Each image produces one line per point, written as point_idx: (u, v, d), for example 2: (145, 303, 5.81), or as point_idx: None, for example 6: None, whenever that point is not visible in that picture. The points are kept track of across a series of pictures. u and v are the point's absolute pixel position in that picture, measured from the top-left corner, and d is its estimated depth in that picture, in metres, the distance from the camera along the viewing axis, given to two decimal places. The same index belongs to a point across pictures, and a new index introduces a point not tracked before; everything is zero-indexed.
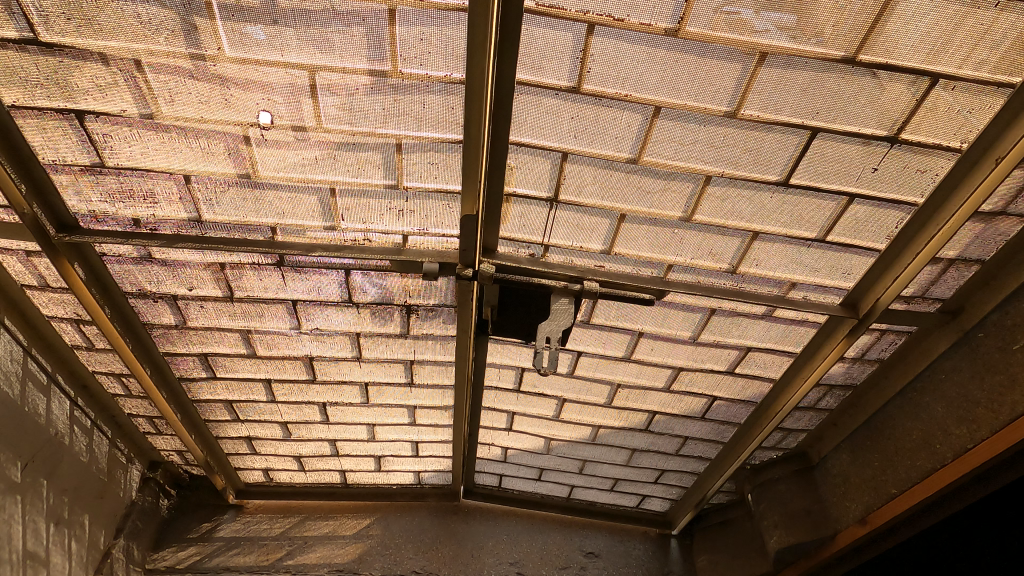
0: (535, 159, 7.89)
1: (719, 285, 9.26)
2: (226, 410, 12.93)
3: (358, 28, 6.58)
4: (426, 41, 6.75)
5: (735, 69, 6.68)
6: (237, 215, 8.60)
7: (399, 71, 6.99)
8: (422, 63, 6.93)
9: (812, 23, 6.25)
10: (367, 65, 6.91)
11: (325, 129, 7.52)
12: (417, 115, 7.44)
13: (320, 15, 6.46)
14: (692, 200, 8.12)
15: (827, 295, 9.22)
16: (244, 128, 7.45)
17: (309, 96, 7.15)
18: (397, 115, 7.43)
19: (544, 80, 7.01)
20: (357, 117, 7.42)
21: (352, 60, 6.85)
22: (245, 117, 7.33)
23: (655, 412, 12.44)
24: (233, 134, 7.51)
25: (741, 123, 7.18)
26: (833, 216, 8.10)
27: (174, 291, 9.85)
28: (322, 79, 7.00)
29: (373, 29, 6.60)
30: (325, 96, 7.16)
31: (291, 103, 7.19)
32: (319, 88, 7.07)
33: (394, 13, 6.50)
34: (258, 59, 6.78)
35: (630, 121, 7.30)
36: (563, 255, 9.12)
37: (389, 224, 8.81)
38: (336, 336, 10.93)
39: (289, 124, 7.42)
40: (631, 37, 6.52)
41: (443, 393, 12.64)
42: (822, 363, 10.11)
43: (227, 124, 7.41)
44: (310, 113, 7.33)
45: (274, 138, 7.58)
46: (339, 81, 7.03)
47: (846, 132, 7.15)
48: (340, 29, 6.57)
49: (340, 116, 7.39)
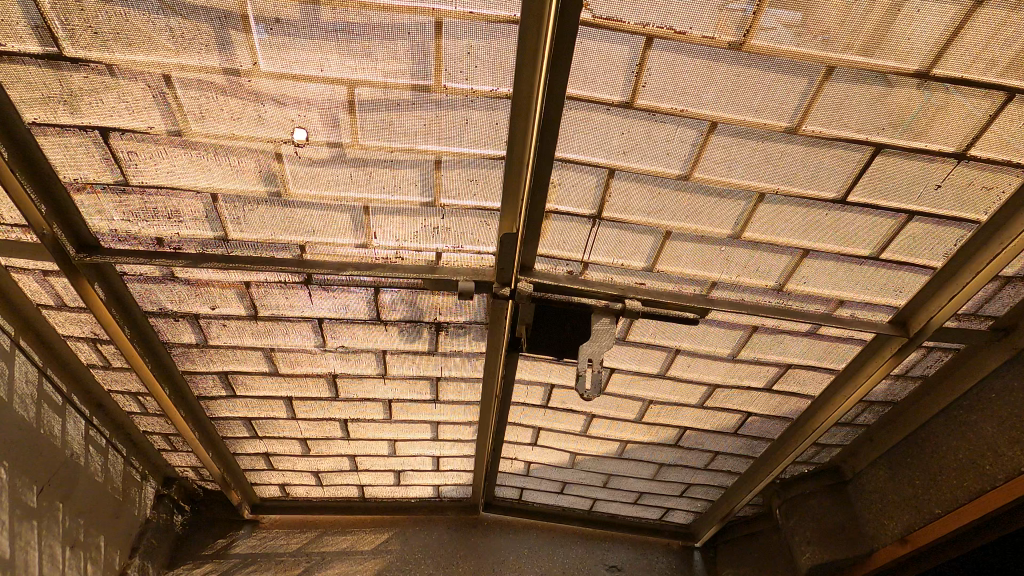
0: (580, 176, 7.54)
1: (764, 303, 8.93)
2: (245, 427, 12.56)
3: (402, 42, 6.22)
4: (473, 55, 6.40)
5: (799, 84, 6.33)
6: (265, 233, 8.25)
7: (442, 86, 6.64)
8: (467, 78, 6.58)
9: (886, 36, 5.90)
10: (410, 80, 6.55)
11: (363, 146, 7.17)
12: (459, 130, 7.10)
13: (363, 29, 6.10)
14: (742, 218, 7.79)
15: (876, 313, 8.91)
16: (277, 145, 7.08)
17: (347, 112, 6.80)
18: (438, 131, 7.08)
19: (595, 95, 6.66)
20: (396, 134, 7.09)
21: (394, 75, 6.49)
22: (279, 134, 6.96)
23: (685, 427, 12.14)
24: (265, 151, 7.15)
25: (801, 140, 6.83)
26: (889, 233, 7.77)
27: (196, 310, 9.49)
28: (362, 94, 6.65)
29: (418, 42, 6.24)
30: (364, 112, 6.82)
31: (327, 119, 6.83)
32: (357, 104, 6.72)
33: (441, 25, 6.15)
34: (295, 74, 6.41)
35: (683, 137, 6.95)
36: (602, 272, 8.77)
37: (422, 241, 8.47)
38: (362, 353, 10.60)
39: (324, 142, 7.07)
40: (691, 51, 6.17)
41: (468, 409, 12.32)
42: (866, 381, 9.80)
43: (258, 142, 7.04)
44: (347, 130, 6.98)
45: (309, 156, 7.22)
46: (379, 97, 6.69)
47: (911, 149, 6.80)
48: (384, 43, 6.21)
49: (378, 133, 7.05)
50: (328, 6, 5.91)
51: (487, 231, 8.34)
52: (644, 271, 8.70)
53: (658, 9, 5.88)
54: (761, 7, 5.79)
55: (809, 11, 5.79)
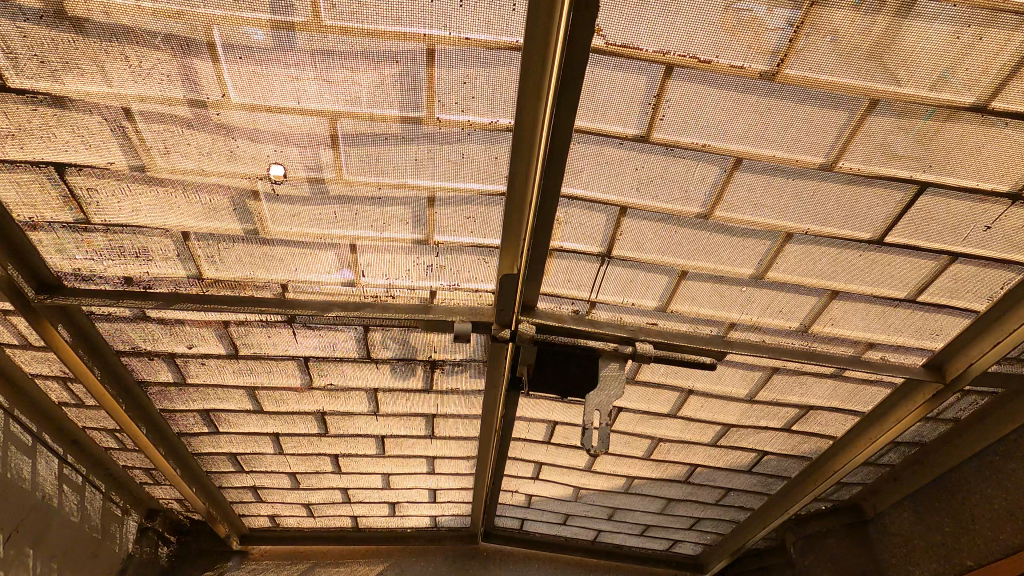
0: (588, 213, 6.83)
1: (787, 345, 8.22)
2: (230, 462, 11.87)
3: (389, 71, 5.50)
4: (469, 83, 5.67)
5: (839, 118, 5.59)
6: (243, 272, 7.55)
7: (435, 117, 5.91)
8: (463, 109, 5.86)
9: (942, 67, 5.15)
10: (399, 111, 5.83)
11: (347, 182, 6.46)
12: (454, 164, 6.38)
13: (345, 57, 5.37)
14: (767, 258, 7.07)
15: (908, 356, 8.20)
16: (253, 182, 6.38)
17: (329, 147, 6.09)
18: (431, 165, 6.37)
19: (606, 127, 5.93)
20: (384, 168, 6.37)
21: (380, 106, 5.78)
22: (254, 170, 6.25)
23: (697, 464, 11.44)
24: (240, 188, 6.45)
25: (837, 177, 6.10)
26: (929, 275, 7.05)
27: (172, 349, 8.79)
28: (345, 127, 5.94)
29: (407, 71, 5.52)
30: (348, 147, 6.11)
31: (306, 154, 6.12)
32: (340, 138, 6.01)
33: (433, 53, 5.41)
34: (269, 106, 5.69)
35: (704, 173, 6.23)
36: (611, 312, 8.07)
37: (415, 279, 7.77)
38: (352, 391, 9.92)
39: (305, 178, 6.37)
40: (717, 81, 5.42)
41: (466, 444, 11.63)
42: (895, 425, 9.10)
43: (232, 178, 6.35)
44: (329, 166, 6.27)
45: (287, 193, 6.52)
46: (364, 130, 5.97)
47: (960, 188, 6.08)
48: (369, 72, 5.49)
49: (365, 169, 6.34)
50: (304, 33, 5.17)
51: (485, 269, 7.63)
52: (657, 311, 8.00)
53: (680, 34, 5.13)
54: (799, 33, 5.03)
55: (854, 39, 5.02)
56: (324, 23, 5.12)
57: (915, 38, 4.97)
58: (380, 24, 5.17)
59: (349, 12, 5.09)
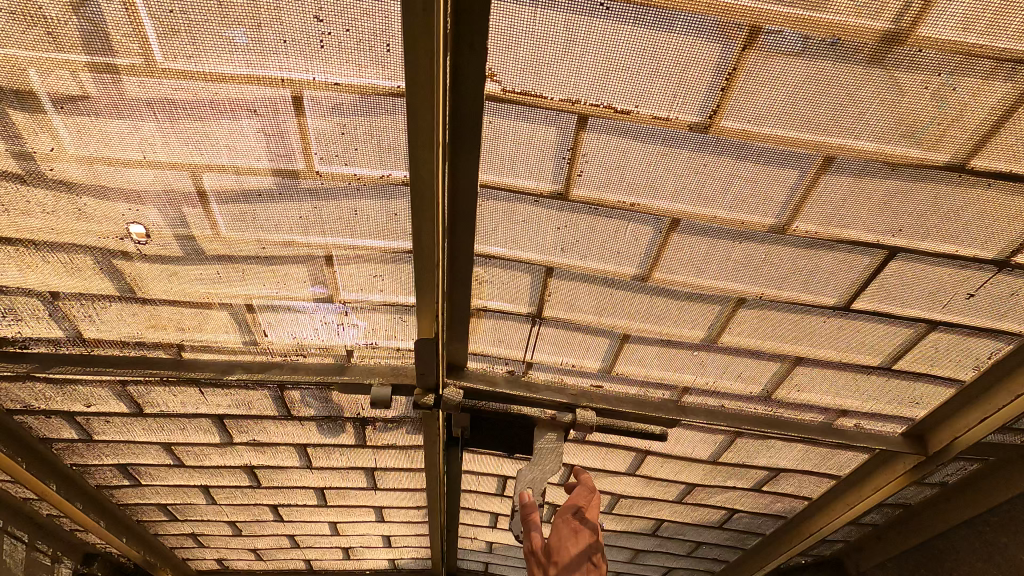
0: (510, 273, 5.92)
1: (749, 410, 7.32)
2: (161, 512, 11.02)
3: (249, 119, 4.61)
4: (349, 134, 4.75)
5: (789, 176, 4.68)
6: (130, 332, 6.70)
7: (316, 171, 5.01)
8: (346, 161, 4.95)
9: (910, 120, 4.21)
10: (271, 164, 4.94)
11: (226, 240, 5.60)
12: (347, 221, 5.47)
13: (193, 105, 4.48)
14: (718, 322, 6.17)
15: (886, 423, 7.29)
16: (115, 241, 5.56)
17: (196, 205, 5.25)
18: (320, 222, 5.47)
19: (516, 181, 5.00)
20: (266, 224, 5.48)
21: (247, 158, 4.89)
22: (113, 229, 5.44)
23: (663, 519, 10.53)
24: (103, 248, 5.66)
25: (792, 239, 5.18)
26: (904, 343, 6.14)
27: (70, 408, 7.96)
28: (209, 182, 5.06)
29: (271, 120, 4.62)
30: (218, 205, 5.27)
31: (169, 212, 5.30)
32: (206, 194, 5.16)
33: (299, 100, 4.49)
34: (112, 159, 4.84)
35: (636, 233, 5.32)
36: (551, 373, 7.20)
37: (325, 339, 6.87)
38: (279, 447, 9.05)
39: (177, 235, 5.53)
40: (639, 133, 4.50)
41: (414, 495, 10.76)
42: (874, 493, 8.21)
43: (92, 235, 5.52)
44: (201, 223, 5.43)
45: (158, 253, 5.70)
46: (233, 186, 5.10)
47: (936, 254, 5.17)
48: (225, 122, 4.61)
49: (243, 226, 5.48)
50: (134, 77, 4.28)
51: (403, 326, 6.73)
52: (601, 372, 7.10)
53: (589, 79, 4.19)
54: (733, 81, 4.09)
55: (800, 88, 4.09)
56: (159, 66, 4.23)
57: (877, 88, 4.03)
58: (227, 67, 4.26)
59: (187, 54, 4.18)
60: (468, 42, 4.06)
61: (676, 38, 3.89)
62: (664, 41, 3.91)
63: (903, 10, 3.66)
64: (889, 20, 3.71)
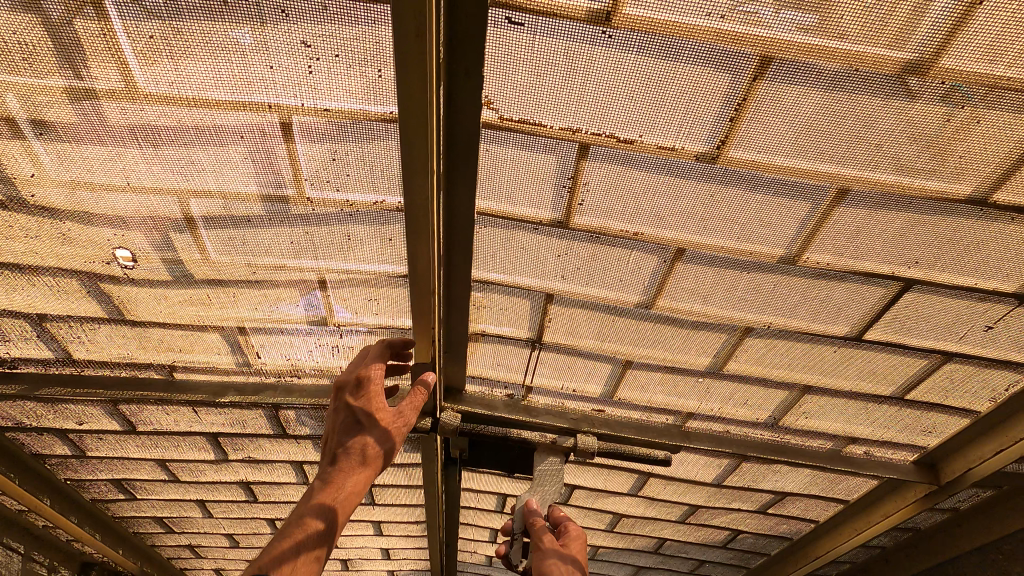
0: (509, 299, 5.73)
1: (755, 436, 7.10)
2: (157, 524, 10.91)
3: (235, 144, 4.42)
4: (340, 159, 4.55)
5: (800, 208, 4.47)
6: (120, 353, 6.54)
7: (306, 196, 4.82)
8: (338, 187, 4.75)
9: (930, 152, 3.98)
10: (259, 190, 4.75)
11: (214, 263, 5.41)
12: (341, 246, 5.28)
13: (177, 131, 4.29)
14: (724, 350, 5.95)
15: (896, 451, 7.07)
16: (102, 264, 5.40)
17: (184, 229, 5.08)
18: (312, 246, 5.28)
19: (515, 208, 4.80)
20: (256, 248, 5.29)
21: (234, 183, 4.70)
22: (98, 253, 5.28)
23: (666, 538, 10.32)
24: (89, 271, 5.50)
25: (802, 270, 4.97)
26: (918, 374, 5.91)
27: (62, 426, 7.83)
28: (197, 208, 4.88)
29: (259, 146, 4.43)
30: (207, 229, 5.08)
31: (156, 236, 5.14)
32: (193, 219, 4.98)
33: (288, 125, 4.29)
34: (94, 184, 4.66)
35: (639, 262, 5.12)
36: (551, 397, 7.01)
37: (319, 362, 6.67)
38: (274, 465, 8.88)
39: (164, 259, 5.37)
40: (643, 163, 4.30)
41: (412, 510, 10.59)
42: (884, 520, 7.97)
43: (78, 259, 5.37)
44: (189, 247, 5.25)
45: (145, 277, 5.55)
46: (220, 211, 4.91)
47: (953, 287, 4.94)
48: (211, 147, 4.42)
49: (233, 250, 5.30)
50: (114, 102, 4.09)
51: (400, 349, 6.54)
52: (603, 396, 6.90)
53: (590, 109, 3.99)
54: (743, 111, 3.88)
55: (814, 119, 3.87)
56: (141, 90, 4.03)
57: (896, 119, 3.81)
58: (211, 92, 4.06)
59: (169, 79, 3.98)
60: (464, 70, 3.83)
61: (684, 67, 3.67)
62: (669, 69, 3.70)
63: (926, 40, 3.42)
64: (912, 50, 3.47)
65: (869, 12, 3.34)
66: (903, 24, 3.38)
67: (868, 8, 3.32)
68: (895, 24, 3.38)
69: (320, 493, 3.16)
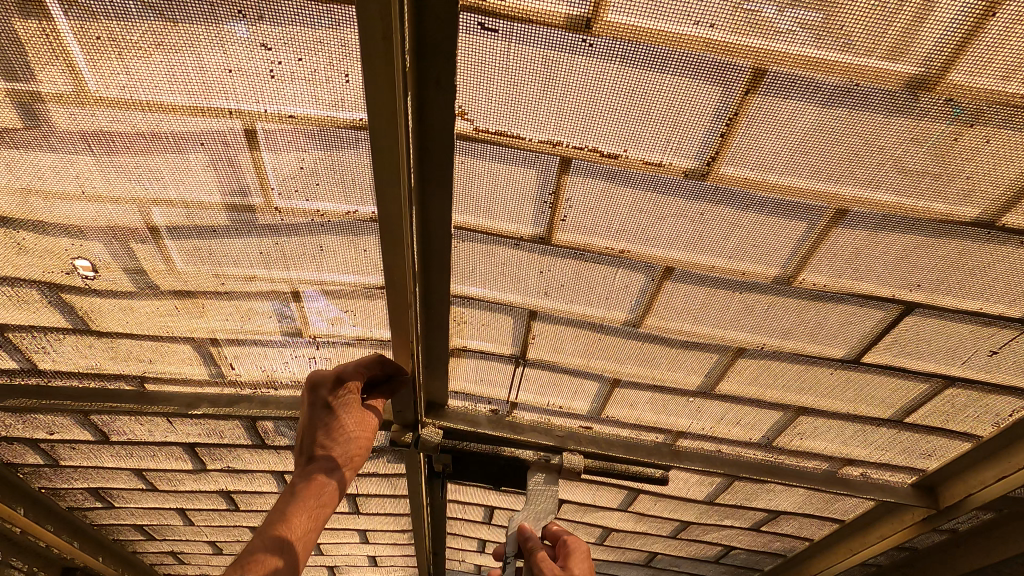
0: (491, 314, 5.46)
1: (747, 455, 6.85)
2: (138, 531, 10.70)
3: (195, 152, 4.12)
4: (309, 168, 4.25)
5: (794, 228, 4.20)
6: (88, 364, 6.31)
7: (275, 205, 4.53)
8: (307, 196, 4.46)
9: (935, 171, 3.70)
10: (224, 198, 4.48)
11: (181, 273, 5.16)
12: (313, 256, 4.99)
13: (133, 138, 3.99)
14: (716, 371, 5.69)
15: (894, 473, 6.81)
16: (63, 274, 5.17)
17: (147, 239, 4.83)
18: (283, 256, 5.00)
19: (494, 221, 4.51)
20: (223, 257, 5.01)
21: (197, 191, 4.42)
22: (59, 262, 5.05)
23: (657, 552, 10.08)
24: (51, 281, 5.26)
25: (797, 291, 4.70)
26: (918, 398, 5.65)
27: (33, 435, 7.61)
28: (159, 216, 4.61)
29: (221, 154, 4.13)
30: (171, 239, 4.83)
31: (118, 246, 4.89)
32: (156, 229, 4.73)
33: (252, 133, 3.97)
34: (48, 192, 4.41)
35: (626, 279, 4.86)
36: (535, 413, 6.76)
37: (296, 372, 6.40)
38: (254, 474, 8.65)
39: (128, 269, 5.12)
40: (628, 178, 4.02)
41: (398, 519, 10.36)
42: (880, 542, 7.72)
43: (38, 268, 5.13)
44: (153, 258, 5.00)
45: (110, 287, 5.31)
46: (184, 220, 4.65)
47: (956, 311, 4.68)
48: (169, 155, 4.14)
49: (200, 261, 5.05)
50: (63, 108, 3.81)
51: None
52: (590, 413, 6.65)
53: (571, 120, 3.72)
54: (734, 126, 3.60)
55: (810, 135, 3.59)
56: (91, 95, 3.73)
57: (897, 137, 3.54)
58: (167, 98, 3.75)
59: (121, 84, 3.67)
60: (434, 78, 3.54)
61: (670, 78, 3.40)
62: (655, 79, 3.41)
63: (934, 53, 3.15)
64: (917, 64, 3.20)
65: (869, 23, 3.06)
66: (910, 35, 3.09)
67: (881, 7, 2.99)
68: (900, 28, 3.07)
69: (301, 495, 2.85)
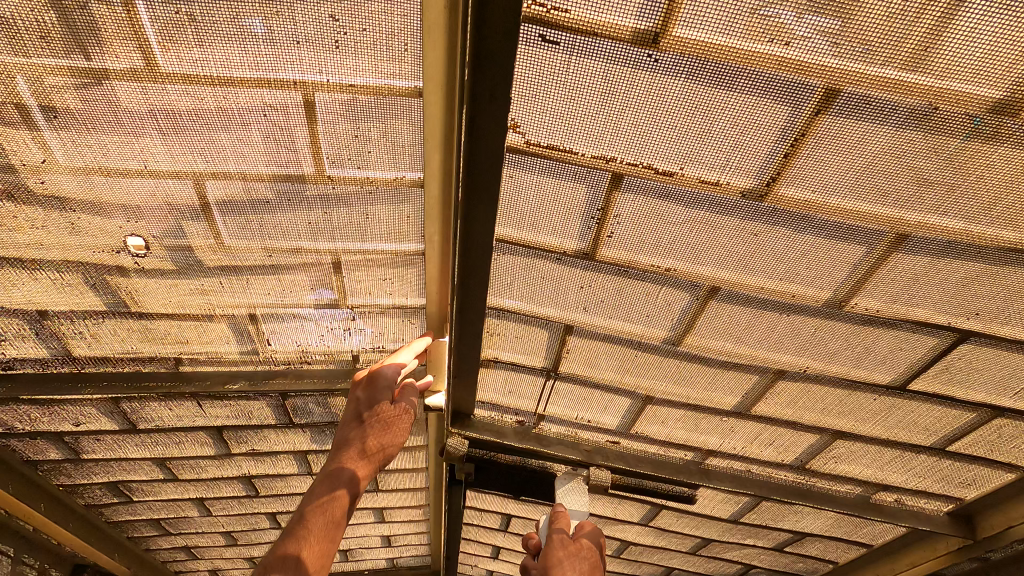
0: (526, 327, 5.35)
1: (779, 475, 6.71)
2: (153, 525, 10.70)
3: (255, 125, 4.00)
4: (365, 135, 4.10)
5: (853, 252, 4.04)
6: (123, 346, 6.24)
7: (326, 174, 4.36)
8: (360, 163, 4.28)
9: (1008, 199, 3.53)
10: (274, 168, 4.31)
11: (228, 249, 5.05)
12: (357, 226, 4.85)
13: (199, 112, 3.88)
14: (754, 391, 5.53)
15: (930, 502, 6.63)
16: (109, 255, 5.09)
17: (197, 216, 4.73)
18: (329, 228, 4.86)
19: (536, 234, 4.40)
20: (269, 232, 4.89)
21: (250, 163, 4.27)
22: (108, 241, 4.95)
23: (675, 567, 9.91)
24: (94, 262, 5.17)
25: (846, 313, 4.53)
26: (965, 427, 5.46)
27: (59, 427, 7.57)
28: (212, 190, 4.50)
29: (280, 126, 3.99)
30: (223, 215, 4.72)
31: (166, 223, 4.80)
32: (208, 205, 4.61)
33: (311, 104, 3.82)
34: (106, 168, 4.30)
35: (667, 297, 4.71)
36: (563, 426, 6.61)
37: (330, 346, 6.28)
38: (279, 456, 8.63)
39: (174, 248, 5.03)
40: (678, 198, 3.89)
41: (418, 496, 10.31)
42: (909, 570, 7.54)
43: (82, 249, 5.05)
44: (199, 235, 4.91)
45: (155, 267, 5.23)
46: (236, 194, 4.53)
47: (1015, 341, 4.49)
48: (228, 131, 4.02)
49: (246, 237, 4.94)
50: (127, 83, 3.68)
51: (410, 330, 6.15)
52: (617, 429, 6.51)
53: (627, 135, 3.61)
54: (800, 145, 3.46)
55: (879, 158, 3.43)
56: (160, 69, 3.62)
57: (974, 165, 3.38)
58: (236, 70, 3.63)
59: (193, 56, 3.56)
60: (489, 92, 3.34)
61: (739, 94, 3.25)
62: (718, 93, 3.27)
63: (1021, 78, 2.97)
64: (1006, 90, 3.03)
65: (941, 50, 2.91)
66: (965, 54, 2.91)
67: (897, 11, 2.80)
68: (919, 34, 2.87)
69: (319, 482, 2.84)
